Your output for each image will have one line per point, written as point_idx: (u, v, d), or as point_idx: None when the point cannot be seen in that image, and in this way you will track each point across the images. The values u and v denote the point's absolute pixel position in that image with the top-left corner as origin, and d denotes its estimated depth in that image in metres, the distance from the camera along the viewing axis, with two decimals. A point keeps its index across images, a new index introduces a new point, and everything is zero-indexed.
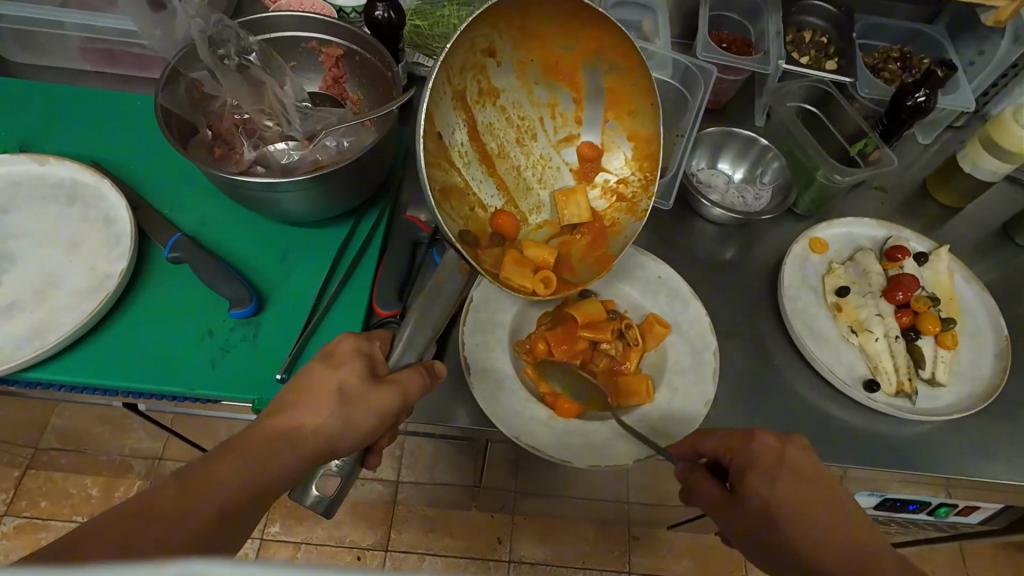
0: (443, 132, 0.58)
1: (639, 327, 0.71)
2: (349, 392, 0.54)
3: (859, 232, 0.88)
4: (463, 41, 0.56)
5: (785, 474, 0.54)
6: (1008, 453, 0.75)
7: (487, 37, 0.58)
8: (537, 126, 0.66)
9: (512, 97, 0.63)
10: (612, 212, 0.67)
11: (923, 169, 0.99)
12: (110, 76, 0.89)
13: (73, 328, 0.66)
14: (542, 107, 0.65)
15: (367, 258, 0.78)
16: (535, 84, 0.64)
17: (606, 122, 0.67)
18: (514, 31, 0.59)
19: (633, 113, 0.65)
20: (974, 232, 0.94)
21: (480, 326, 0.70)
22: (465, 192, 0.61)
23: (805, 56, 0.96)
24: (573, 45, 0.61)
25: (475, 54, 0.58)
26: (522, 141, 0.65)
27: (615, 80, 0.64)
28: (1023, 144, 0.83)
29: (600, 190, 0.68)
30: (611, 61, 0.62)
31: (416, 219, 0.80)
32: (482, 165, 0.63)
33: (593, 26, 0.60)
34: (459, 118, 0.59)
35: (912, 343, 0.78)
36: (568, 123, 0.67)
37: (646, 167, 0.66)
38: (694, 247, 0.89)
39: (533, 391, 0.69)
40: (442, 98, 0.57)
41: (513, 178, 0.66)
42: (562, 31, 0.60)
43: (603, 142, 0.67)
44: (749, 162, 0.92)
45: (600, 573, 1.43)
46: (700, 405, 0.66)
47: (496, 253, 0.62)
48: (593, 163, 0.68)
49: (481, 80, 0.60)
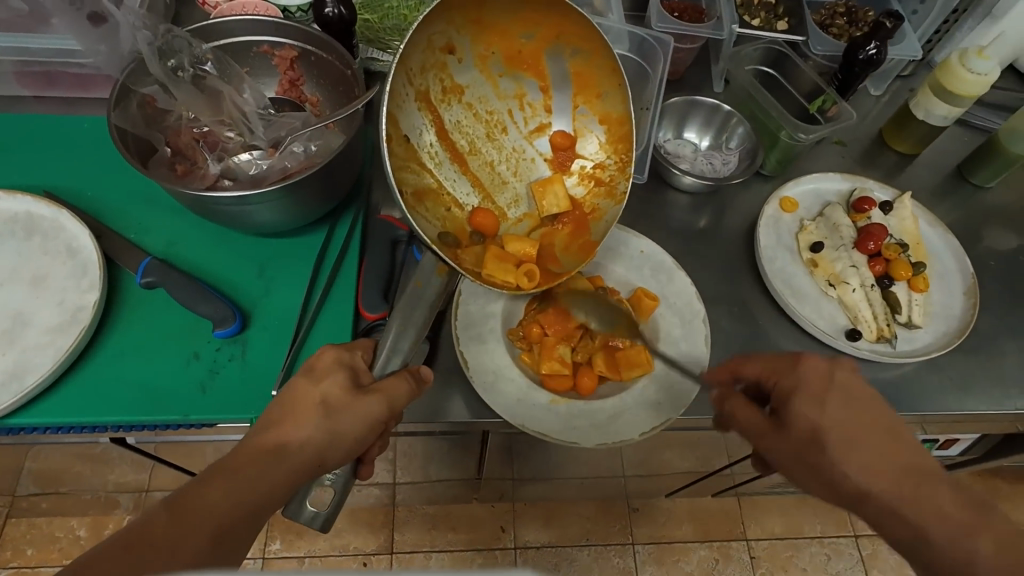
0: (410, 133, 0.58)
1: (628, 301, 0.72)
2: (333, 404, 0.52)
3: (826, 187, 0.91)
4: (419, 42, 0.56)
5: (830, 401, 0.57)
6: (984, 384, 0.79)
7: (444, 34, 0.58)
8: (506, 119, 0.67)
9: (477, 91, 0.64)
10: (591, 198, 0.67)
11: (878, 120, 1.02)
12: (50, 99, 0.85)
13: (50, 366, 0.63)
14: (509, 100, 0.66)
15: (347, 262, 0.77)
16: (499, 76, 0.65)
17: (575, 108, 0.67)
18: (470, 24, 0.60)
19: (601, 96, 0.65)
20: (931, 176, 0.97)
21: (471, 319, 0.69)
22: (439, 192, 0.62)
23: (755, 18, 0.96)
24: (531, 34, 0.62)
25: (434, 52, 0.59)
26: (493, 135, 0.66)
27: (580, 65, 0.64)
28: (969, 88, 0.86)
29: (577, 176, 0.68)
30: (573, 45, 0.62)
31: (392, 218, 0.80)
32: (454, 163, 0.63)
33: (549, 15, 0.60)
34: (425, 118, 0.60)
35: (887, 290, 0.81)
36: (537, 113, 0.67)
37: (620, 149, 0.66)
38: (669, 218, 0.90)
39: (532, 377, 0.69)
40: (405, 99, 0.57)
41: (488, 174, 0.66)
42: (517, 21, 0.61)
43: (575, 128, 0.67)
44: (714, 129, 0.93)
45: (604, 547, 1.45)
46: (696, 371, 0.68)
47: (478, 251, 0.62)
48: (567, 151, 0.68)
49: (444, 79, 0.61)
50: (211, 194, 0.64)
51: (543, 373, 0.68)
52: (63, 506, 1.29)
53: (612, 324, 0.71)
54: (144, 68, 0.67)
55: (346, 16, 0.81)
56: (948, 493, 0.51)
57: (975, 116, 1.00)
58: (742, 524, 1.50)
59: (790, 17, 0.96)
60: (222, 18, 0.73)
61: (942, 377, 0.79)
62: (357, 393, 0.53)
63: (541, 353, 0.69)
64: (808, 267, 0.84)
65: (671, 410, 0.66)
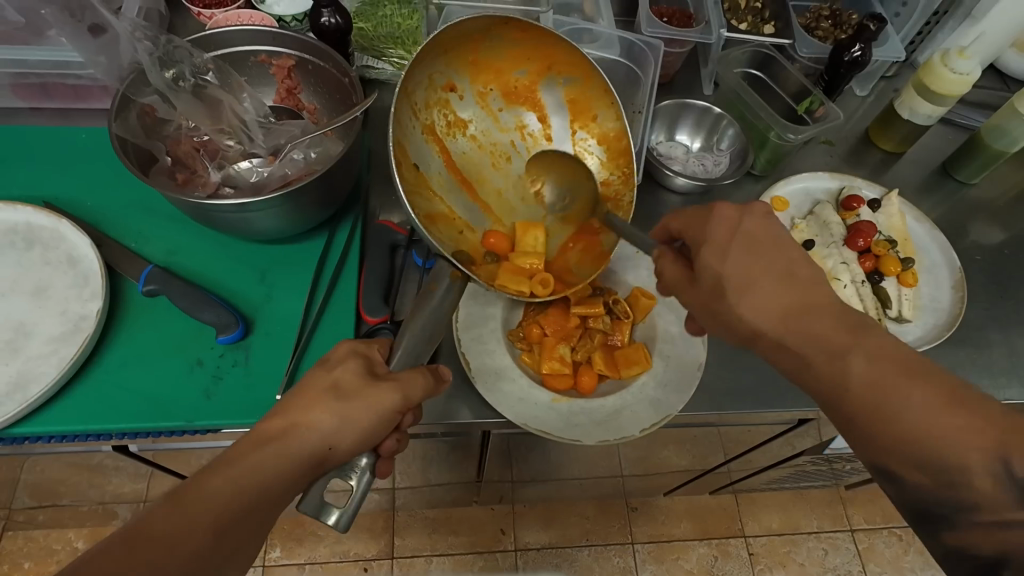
0: (418, 161, 0.61)
1: (626, 300, 0.74)
2: (345, 388, 0.51)
3: (815, 186, 0.93)
4: (420, 79, 0.61)
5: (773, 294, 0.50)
6: (974, 374, 0.81)
7: (444, 74, 0.63)
8: (510, 149, 0.69)
9: (480, 127, 0.67)
10: (599, 213, 0.66)
11: (864, 119, 1.04)
12: (46, 111, 0.85)
13: (54, 375, 0.64)
14: (511, 132, 0.69)
15: (348, 268, 0.77)
16: (499, 111, 0.68)
17: (575, 133, 0.68)
18: (467, 65, 0.64)
19: (597, 118, 0.67)
20: (917, 173, 1.00)
21: (472, 320, 0.70)
22: (451, 219, 0.63)
23: (743, 22, 0.99)
24: (525, 69, 0.66)
25: (437, 91, 0.63)
26: (499, 165, 0.68)
27: (574, 92, 0.67)
28: (951, 87, 0.88)
29: (582, 196, 0.68)
30: (565, 74, 0.66)
31: (391, 223, 0.81)
32: (463, 192, 0.65)
33: (538, 48, 0.65)
34: (431, 148, 0.63)
35: (877, 285, 0.83)
36: (539, 142, 0.69)
37: (622, 164, 0.66)
38: (664, 218, 0.92)
39: (533, 377, 0.70)
40: (411, 130, 0.61)
41: (497, 202, 0.67)
42: (512, 57, 0.65)
43: (577, 151, 0.68)
44: (705, 131, 0.95)
45: (604, 547, 1.46)
46: (693, 369, 0.69)
47: (492, 270, 0.63)
48: (573, 176, 0.68)
49: (447, 114, 0.65)
50: (215, 203, 0.65)
51: (544, 372, 0.69)
52: (59, 518, 1.29)
53: (611, 323, 0.73)
54: (144, 78, 0.68)
55: (342, 24, 0.82)
56: (930, 391, 0.43)
57: (958, 114, 1.02)
58: (739, 521, 1.51)
59: (776, 21, 0.98)
60: (220, 28, 0.74)
61: (933, 368, 0.81)
62: (371, 379, 0.52)
63: (543, 352, 0.70)
64: None
65: (672, 406, 0.67)
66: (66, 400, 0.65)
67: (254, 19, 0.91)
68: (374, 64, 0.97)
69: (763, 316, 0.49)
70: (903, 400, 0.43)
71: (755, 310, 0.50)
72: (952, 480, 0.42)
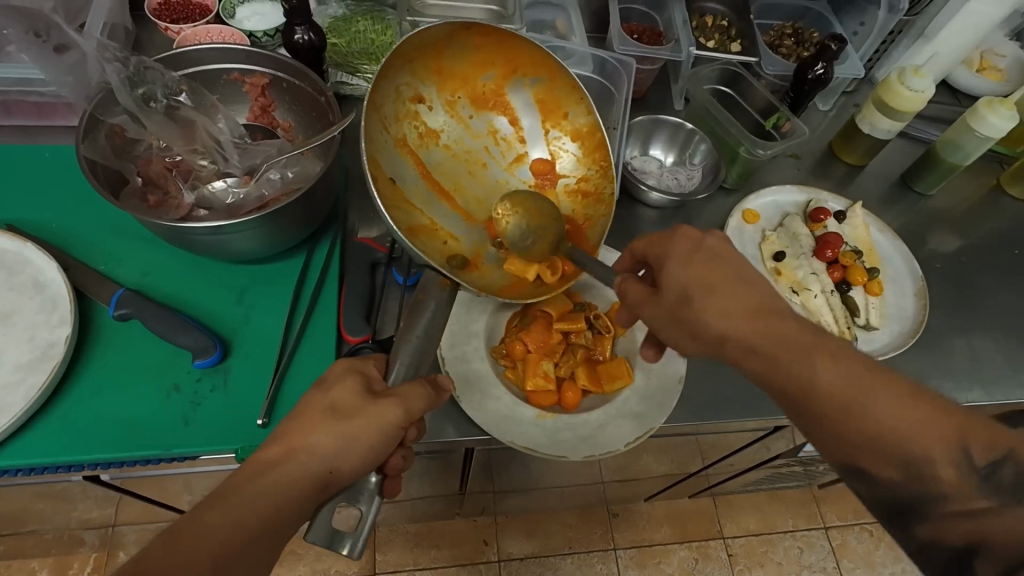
0: (395, 174, 0.61)
1: (606, 315, 0.75)
2: (338, 416, 0.51)
3: (784, 199, 0.95)
4: (388, 92, 0.62)
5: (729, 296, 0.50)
6: (937, 378, 0.84)
7: (411, 85, 0.64)
8: (484, 155, 0.69)
9: (453, 135, 0.68)
10: (581, 211, 0.68)
11: (828, 133, 1.08)
12: (7, 130, 0.82)
13: (23, 407, 0.61)
14: (483, 138, 0.69)
15: (327, 288, 0.76)
16: (470, 118, 0.69)
17: (547, 132, 0.70)
18: (434, 75, 0.65)
19: (567, 115, 0.69)
20: (878, 185, 1.04)
21: (455, 338, 0.70)
22: (434, 230, 0.62)
23: (711, 39, 1.02)
24: (490, 74, 0.68)
25: (405, 103, 0.64)
26: (474, 171, 0.68)
27: (541, 92, 0.69)
28: (909, 104, 0.91)
29: (563, 194, 0.69)
30: (530, 75, 0.68)
31: (370, 240, 0.81)
32: (442, 201, 0.65)
33: (501, 53, 0.67)
34: (406, 160, 0.63)
35: (846, 294, 0.86)
36: (512, 145, 0.70)
37: (597, 158, 0.69)
38: (641, 232, 0.93)
39: (518, 393, 0.70)
40: (383, 141, 0.61)
41: (477, 208, 0.67)
42: (476, 65, 0.67)
43: (551, 151, 0.70)
44: (678, 145, 0.96)
45: (587, 555, 1.47)
46: (674, 381, 0.71)
47: (479, 276, 0.63)
48: (549, 175, 0.70)
49: (418, 126, 0.65)
50: (191, 225, 0.63)
51: (528, 389, 0.70)
52: (22, 546, 1.23)
53: (592, 338, 0.74)
54: (112, 98, 0.67)
55: (317, 42, 0.82)
56: (894, 390, 0.46)
57: (915, 129, 1.07)
58: (718, 523, 1.54)
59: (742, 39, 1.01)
60: (191, 46, 0.73)
61: (899, 374, 0.84)
62: (368, 401, 0.52)
63: (526, 369, 0.70)
64: (772, 276, 0.88)
65: (655, 420, 0.68)
66: (35, 432, 0.63)
67: (224, 34, 0.89)
68: (349, 80, 0.95)
69: (728, 320, 0.50)
70: (872, 406, 0.45)
71: (723, 314, 0.50)
72: (922, 475, 0.45)
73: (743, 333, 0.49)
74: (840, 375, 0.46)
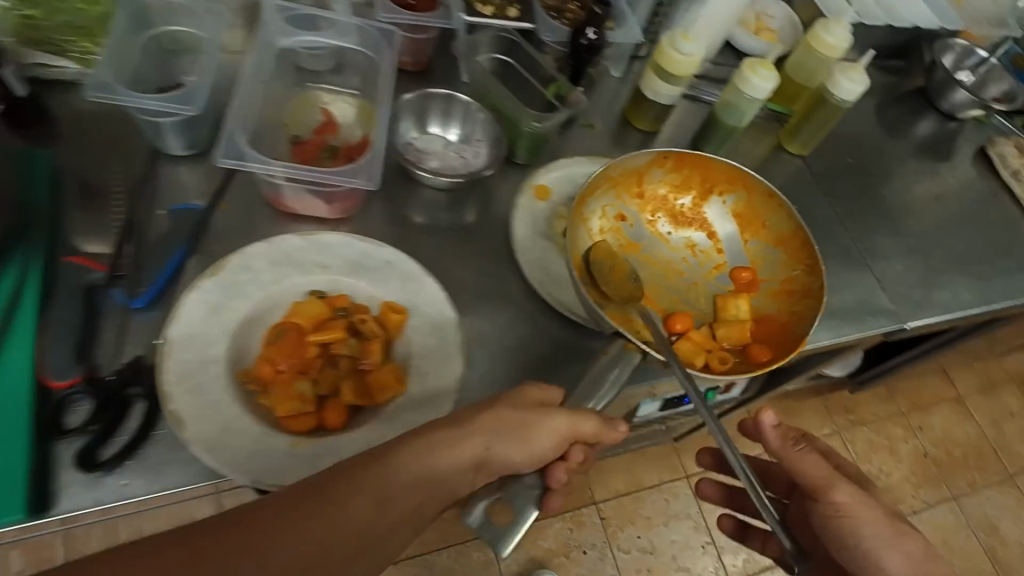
0: (581, 242, 0.84)
1: (374, 318, 0.67)
2: None
3: (577, 171, 0.92)
4: (595, 208, 0.88)
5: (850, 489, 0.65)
6: None
7: (592, 208, 0.87)
8: (684, 263, 0.92)
9: (652, 245, 0.92)
10: (787, 306, 0.85)
11: (621, 100, 1.06)
12: None
13: None
14: (681, 249, 0.93)
15: (19, 322, 0.62)
16: (669, 233, 0.94)
17: (749, 241, 0.93)
18: (632, 196, 0.91)
19: (766, 224, 0.92)
20: (670, 150, 1.04)
21: (187, 367, 0.59)
22: (631, 316, 0.77)
23: (489, 4, 0.92)
24: (662, 178, 0.92)
25: (610, 218, 0.90)
26: (659, 278, 0.89)
27: (738, 206, 0.93)
28: (679, 69, 0.92)
29: (767, 295, 0.88)
30: (727, 194, 0.93)
31: (83, 258, 0.67)
32: (594, 284, 0.79)
33: (682, 161, 0.91)
34: (585, 229, 0.85)
35: (636, 266, 0.85)
36: (710, 255, 0.93)
37: (804, 260, 0.87)
38: (428, 219, 0.87)
39: (269, 419, 0.61)
40: (362, 250, 0.71)
41: (667, 298, 0.88)
42: (670, 176, 0.92)
43: (754, 256, 0.92)
44: (458, 121, 0.89)
45: (452, 545, 1.43)
46: (448, 383, 0.66)
47: (691, 343, 0.81)
48: (752, 281, 0.90)
49: (599, 221, 0.88)
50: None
51: (280, 416, 0.61)
52: None
53: (356, 346, 0.65)
54: None
55: None
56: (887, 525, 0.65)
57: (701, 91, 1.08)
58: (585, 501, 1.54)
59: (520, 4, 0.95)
60: None
61: (686, 341, 0.84)
62: None
63: (276, 392, 0.61)
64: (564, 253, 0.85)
65: (426, 430, 0.62)
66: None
67: None
68: (54, 62, 0.78)
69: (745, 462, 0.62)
70: (854, 534, 0.64)
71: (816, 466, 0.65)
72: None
73: (830, 509, 0.65)
74: (865, 513, 0.64)
